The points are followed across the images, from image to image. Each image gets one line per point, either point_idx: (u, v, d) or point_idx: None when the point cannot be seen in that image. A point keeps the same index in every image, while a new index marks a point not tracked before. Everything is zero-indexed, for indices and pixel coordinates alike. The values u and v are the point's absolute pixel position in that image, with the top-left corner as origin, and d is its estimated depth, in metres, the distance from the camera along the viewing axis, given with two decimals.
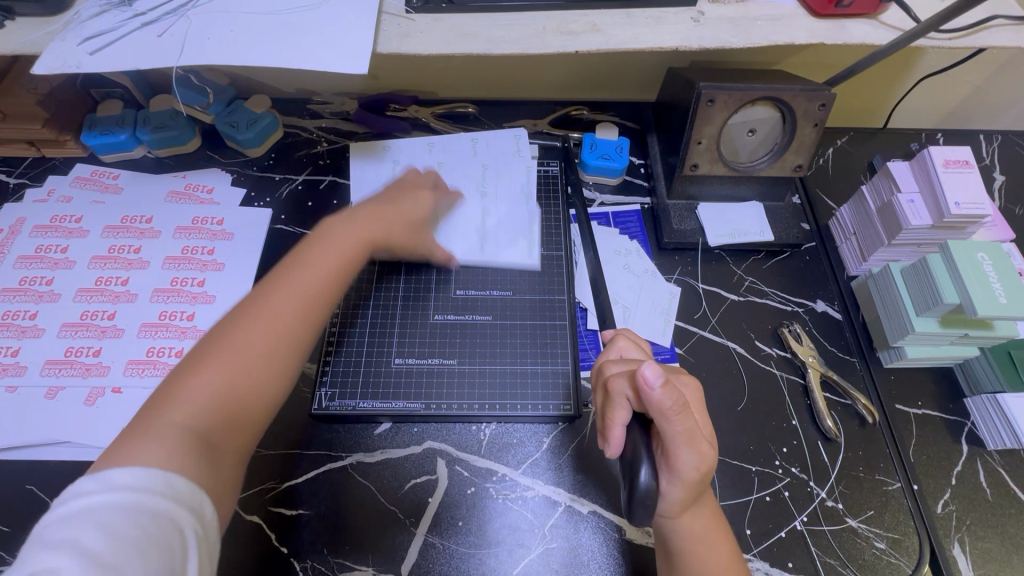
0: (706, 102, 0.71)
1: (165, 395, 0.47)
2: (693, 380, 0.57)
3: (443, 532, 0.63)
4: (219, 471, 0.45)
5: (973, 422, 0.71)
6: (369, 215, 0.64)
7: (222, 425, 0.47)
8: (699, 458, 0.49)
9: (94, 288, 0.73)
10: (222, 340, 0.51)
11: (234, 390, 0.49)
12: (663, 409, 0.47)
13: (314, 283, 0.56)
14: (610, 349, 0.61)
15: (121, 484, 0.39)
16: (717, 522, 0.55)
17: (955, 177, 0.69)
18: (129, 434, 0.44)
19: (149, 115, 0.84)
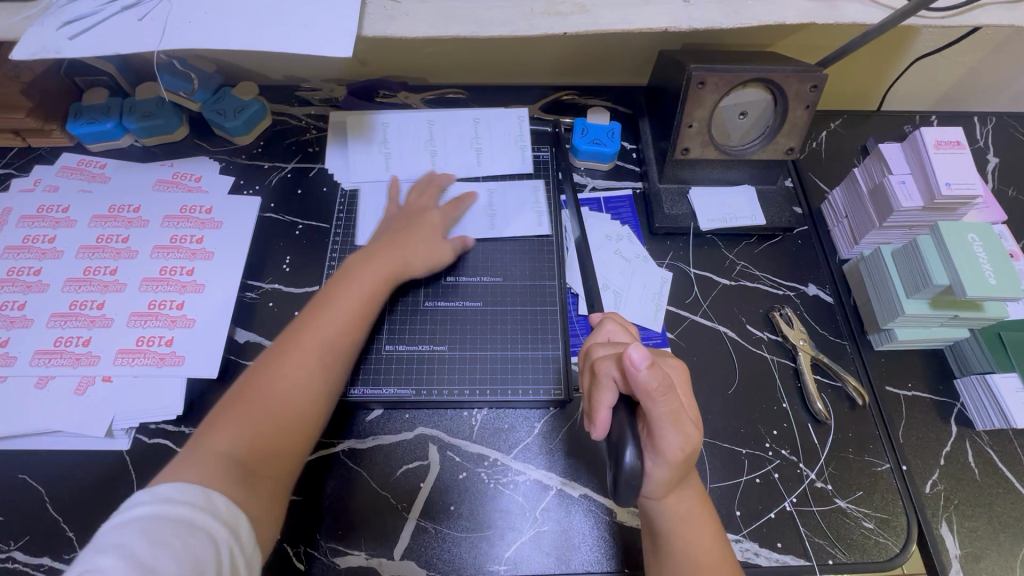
0: (696, 84, 0.71)
1: (211, 427, 0.53)
2: (679, 363, 0.58)
3: (435, 517, 0.64)
4: (255, 496, 0.50)
5: (962, 403, 0.72)
6: (383, 248, 0.70)
7: (259, 457, 0.52)
8: (685, 439, 0.49)
9: (82, 278, 0.72)
10: (260, 378, 0.57)
11: (268, 422, 0.54)
12: (648, 390, 0.47)
13: (336, 326, 0.62)
14: (598, 331, 0.61)
15: (166, 498, 0.44)
16: (703, 505, 0.55)
17: (946, 158, 0.68)
18: (180, 459, 0.50)
19: (135, 103, 0.84)
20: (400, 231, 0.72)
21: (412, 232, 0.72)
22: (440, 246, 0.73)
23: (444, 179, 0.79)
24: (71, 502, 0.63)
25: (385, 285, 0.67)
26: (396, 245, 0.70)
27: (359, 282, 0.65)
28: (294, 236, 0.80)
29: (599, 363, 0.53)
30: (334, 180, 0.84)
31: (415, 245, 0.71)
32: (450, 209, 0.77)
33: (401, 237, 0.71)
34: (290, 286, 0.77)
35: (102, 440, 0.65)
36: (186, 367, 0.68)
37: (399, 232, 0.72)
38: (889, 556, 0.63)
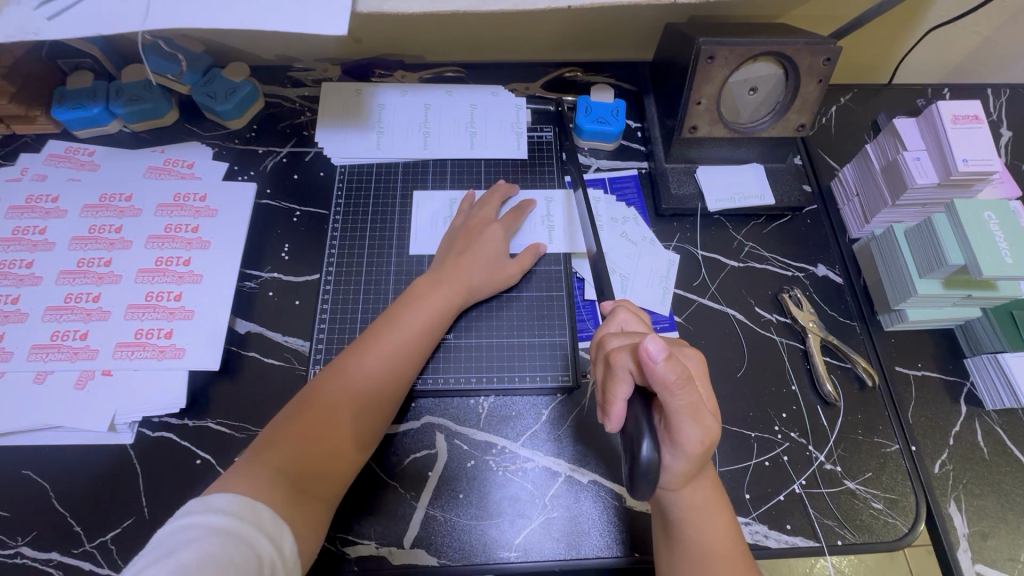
0: (705, 59, 0.68)
1: (272, 437, 0.56)
2: (697, 354, 0.56)
3: (443, 505, 0.63)
4: (302, 516, 0.53)
5: (973, 382, 0.71)
6: (449, 271, 0.68)
7: (311, 476, 0.55)
8: (703, 430, 0.49)
9: (76, 270, 0.70)
10: (323, 394, 0.59)
11: (323, 442, 0.57)
12: (666, 383, 0.46)
13: (397, 352, 0.63)
14: (610, 321, 0.59)
15: (216, 508, 0.48)
16: (717, 494, 0.55)
17: (964, 133, 0.66)
18: (240, 467, 0.53)
19: (122, 87, 0.81)
20: (464, 250, 0.70)
21: (473, 252, 0.70)
22: (504, 266, 0.71)
23: (508, 189, 0.77)
24: (77, 497, 0.62)
25: (450, 311, 0.67)
26: (459, 266, 0.69)
27: (422, 308, 0.66)
28: (292, 223, 0.78)
29: (612, 354, 0.51)
30: (331, 165, 0.82)
31: (478, 267, 0.70)
32: (511, 220, 0.74)
33: (464, 257, 0.69)
34: (289, 275, 0.75)
35: (105, 434, 0.65)
36: (187, 360, 0.67)
37: (461, 252, 0.70)
38: (898, 536, 0.63)
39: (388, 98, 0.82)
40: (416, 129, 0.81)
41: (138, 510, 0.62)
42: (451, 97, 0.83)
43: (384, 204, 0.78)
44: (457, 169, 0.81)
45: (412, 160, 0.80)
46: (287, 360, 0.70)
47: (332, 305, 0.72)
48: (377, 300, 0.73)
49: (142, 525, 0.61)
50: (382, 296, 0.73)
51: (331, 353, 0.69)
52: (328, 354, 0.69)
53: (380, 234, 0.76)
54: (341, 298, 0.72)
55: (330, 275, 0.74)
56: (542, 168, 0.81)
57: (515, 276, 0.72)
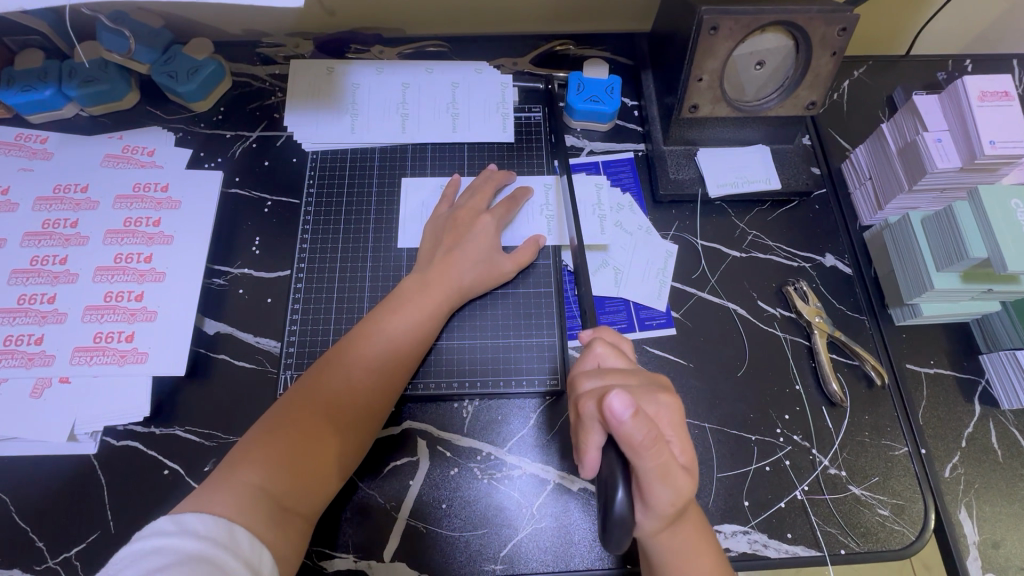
0: (708, 30, 0.62)
1: (250, 447, 0.52)
2: (673, 401, 0.51)
3: (426, 516, 0.60)
4: (283, 536, 0.49)
5: (988, 380, 0.67)
6: (438, 270, 0.64)
7: (294, 490, 0.51)
8: (675, 493, 0.46)
9: (30, 269, 0.66)
10: (305, 402, 0.55)
11: (305, 454, 0.53)
12: (633, 444, 0.44)
13: (386, 356, 0.59)
14: (588, 356, 0.55)
15: (191, 530, 0.44)
16: (703, 534, 0.52)
17: (991, 111, 0.61)
18: (215, 484, 0.49)
19: (74, 66, 0.74)
20: (453, 247, 0.65)
21: (463, 248, 0.65)
22: (497, 263, 0.66)
23: (505, 176, 0.71)
24: (37, 511, 0.59)
25: (442, 312, 0.63)
26: (449, 264, 0.64)
27: (411, 309, 0.62)
28: (263, 215, 0.73)
29: (582, 402, 0.50)
30: (303, 150, 0.76)
31: (469, 265, 0.65)
32: (504, 210, 0.69)
33: (453, 255, 0.65)
34: (260, 271, 0.70)
35: (66, 445, 0.61)
36: (151, 365, 0.63)
37: (450, 247, 0.65)
38: (904, 545, 0.60)
39: (364, 76, 0.76)
40: (394, 110, 0.75)
41: (102, 524, 0.59)
42: (432, 74, 0.77)
43: (360, 193, 0.73)
44: (438, 154, 0.75)
45: (390, 145, 0.75)
46: (258, 362, 0.66)
47: (304, 305, 0.67)
48: (352, 299, 0.68)
49: (107, 540, 0.58)
50: (358, 295, 0.68)
51: (304, 358, 0.65)
52: (300, 359, 0.65)
53: (356, 226, 0.71)
54: (315, 297, 0.68)
55: (303, 272, 0.69)
56: (531, 152, 0.76)
57: (510, 272, 0.67)
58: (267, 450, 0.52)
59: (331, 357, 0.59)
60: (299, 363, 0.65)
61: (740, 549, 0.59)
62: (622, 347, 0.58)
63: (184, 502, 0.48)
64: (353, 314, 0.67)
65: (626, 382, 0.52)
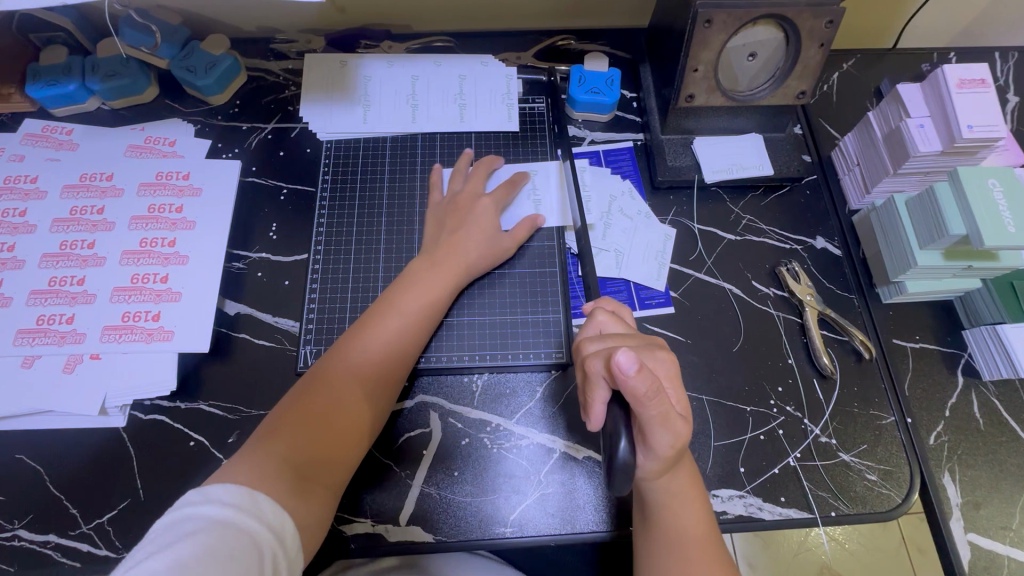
0: (703, 23, 0.65)
1: (276, 427, 0.56)
2: (670, 356, 0.56)
3: (439, 483, 0.64)
4: (312, 505, 0.53)
5: (970, 354, 0.70)
6: (444, 253, 0.67)
7: (319, 466, 0.55)
8: (674, 437, 0.50)
9: (59, 253, 0.69)
10: (329, 377, 0.59)
11: (326, 429, 0.57)
12: (636, 394, 0.47)
13: (398, 336, 0.62)
14: (590, 323, 0.60)
15: (218, 500, 0.47)
16: (697, 482, 0.57)
17: (970, 97, 0.65)
18: (248, 456, 0.53)
19: (98, 61, 0.77)
20: (456, 229, 0.69)
21: (466, 229, 0.69)
22: (499, 244, 0.70)
23: (492, 161, 0.74)
24: (72, 481, 0.62)
25: (448, 293, 0.66)
26: (454, 244, 0.68)
27: (419, 290, 0.65)
28: (279, 202, 0.76)
29: (588, 360, 0.53)
30: (317, 140, 0.79)
31: (474, 245, 0.68)
32: (502, 193, 0.72)
33: (458, 235, 0.68)
34: (278, 255, 0.74)
35: (97, 418, 0.64)
36: (177, 343, 0.66)
37: (454, 230, 0.69)
38: (891, 507, 0.63)
39: (375, 69, 0.79)
40: (403, 102, 0.78)
41: (134, 492, 0.62)
42: (439, 67, 0.80)
43: (373, 180, 0.76)
44: (447, 144, 0.78)
45: (400, 135, 0.78)
46: (278, 341, 0.69)
47: (320, 286, 0.70)
48: (367, 277, 0.71)
49: (138, 507, 0.61)
50: (373, 273, 0.71)
51: (322, 334, 0.68)
52: (319, 334, 0.68)
53: (368, 212, 0.74)
54: (332, 277, 0.71)
55: (319, 254, 0.72)
56: (534, 141, 0.79)
57: (509, 248, 0.70)
58: (292, 430, 0.55)
59: (344, 340, 0.62)
60: (318, 338, 0.68)
61: (737, 512, 0.63)
62: (621, 314, 0.62)
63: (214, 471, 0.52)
64: (368, 291, 0.70)
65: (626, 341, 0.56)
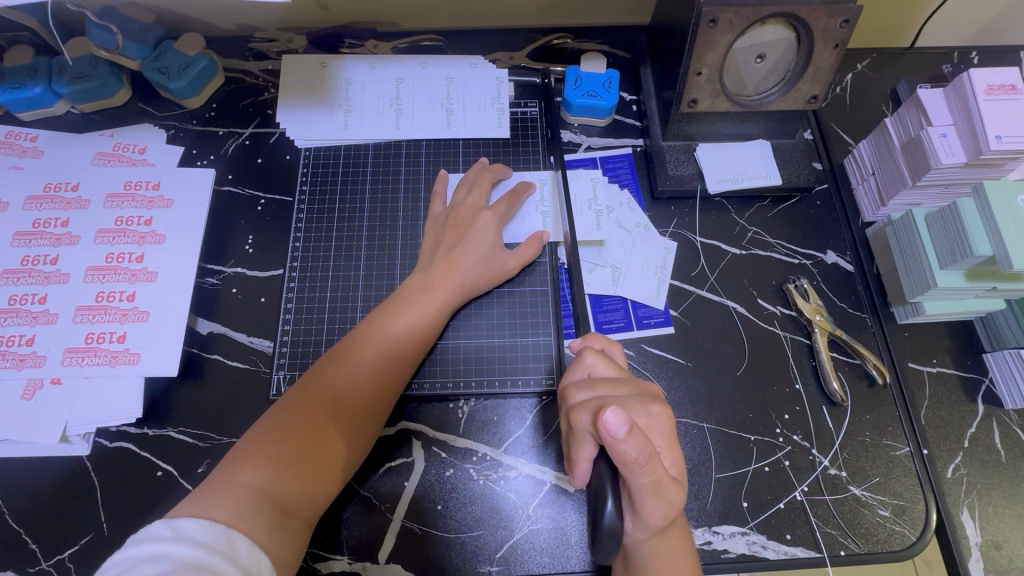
0: (707, 23, 0.60)
1: (249, 452, 0.52)
2: (664, 411, 0.52)
3: (421, 517, 0.60)
4: (285, 541, 0.49)
5: (992, 379, 0.66)
6: (442, 270, 0.63)
7: (293, 497, 0.51)
8: (666, 505, 0.48)
9: (21, 269, 0.65)
10: (311, 398, 0.55)
11: (307, 457, 0.52)
12: (627, 460, 0.46)
13: (387, 358, 0.58)
14: (578, 366, 0.56)
15: (188, 537, 0.43)
16: (687, 545, 0.53)
17: (998, 106, 0.60)
18: (218, 484, 0.49)
19: (64, 63, 0.73)
20: (456, 245, 0.64)
21: (465, 246, 0.64)
22: (501, 260, 0.65)
23: (501, 171, 0.70)
24: (31, 514, 0.59)
25: (445, 312, 0.62)
26: (452, 262, 0.63)
27: (414, 308, 0.61)
28: (256, 213, 0.72)
29: (574, 415, 0.51)
30: (297, 147, 0.75)
31: (472, 261, 0.64)
32: (505, 207, 0.67)
33: (455, 253, 0.64)
34: (254, 270, 0.69)
35: (58, 446, 0.61)
36: (143, 366, 0.62)
37: (453, 245, 0.64)
38: (904, 546, 0.59)
39: (357, 71, 0.75)
40: (387, 106, 0.74)
41: (96, 525, 0.58)
42: (426, 69, 0.75)
43: (354, 191, 0.71)
44: (433, 152, 0.74)
45: (384, 141, 0.74)
46: (252, 362, 0.65)
47: (296, 305, 0.66)
48: (347, 296, 0.67)
49: (101, 542, 0.58)
50: (352, 292, 0.67)
51: (296, 357, 0.64)
52: (294, 358, 0.64)
53: (349, 225, 0.70)
54: (308, 296, 0.67)
55: (296, 271, 0.68)
56: (527, 148, 0.74)
57: (514, 269, 0.66)
58: (266, 458, 0.51)
59: (329, 359, 0.58)
60: (292, 363, 0.64)
61: (739, 551, 0.59)
62: (611, 354, 0.58)
63: (184, 504, 0.48)
64: (346, 313, 0.66)
65: (617, 393, 0.53)
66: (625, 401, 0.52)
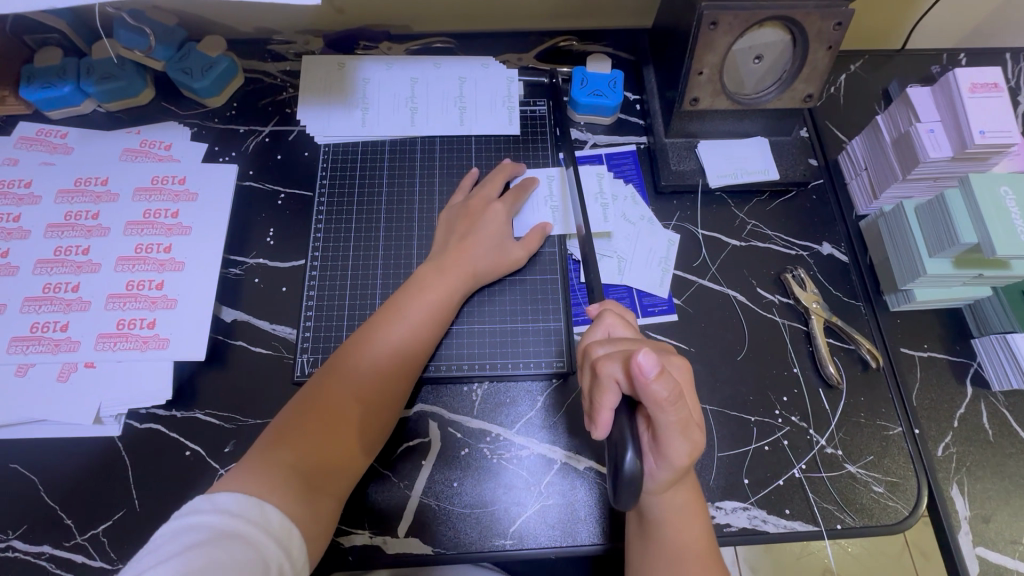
0: (708, 25, 0.64)
1: (282, 431, 0.54)
2: (682, 361, 0.54)
3: (437, 494, 0.63)
4: (316, 515, 0.51)
5: (979, 363, 0.69)
6: (454, 257, 0.66)
7: (325, 474, 0.54)
8: (688, 446, 0.49)
9: (54, 259, 0.68)
10: (337, 381, 0.58)
11: (334, 437, 0.55)
12: (657, 399, 0.46)
13: (405, 342, 0.61)
14: (599, 326, 0.58)
15: (225, 509, 0.46)
16: (698, 499, 0.55)
17: (982, 103, 0.63)
18: (253, 461, 0.52)
19: (92, 63, 0.76)
20: (466, 235, 0.68)
21: (476, 235, 0.68)
22: (509, 250, 0.68)
23: (512, 168, 0.73)
24: (65, 491, 0.61)
25: (457, 297, 0.65)
26: (465, 251, 0.67)
27: (431, 295, 0.64)
28: (277, 207, 0.75)
29: (601, 364, 0.50)
30: (316, 144, 0.78)
31: (484, 251, 0.67)
32: (512, 200, 0.71)
33: (467, 242, 0.67)
34: (275, 260, 0.73)
35: (91, 427, 0.63)
36: (172, 351, 0.65)
37: (463, 235, 0.68)
38: (898, 520, 0.62)
39: (373, 71, 0.78)
40: (401, 104, 0.77)
41: (128, 502, 0.61)
42: (439, 69, 0.79)
43: (371, 187, 0.75)
44: (446, 149, 0.77)
45: (399, 138, 0.77)
46: (275, 348, 0.68)
47: (318, 293, 0.70)
48: (366, 284, 0.70)
49: (134, 517, 0.61)
50: (371, 278, 0.70)
51: (318, 343, 0.67)
52: (317, 343, 0.67)
53: (367, 218, 0.73)
54: (329, 284, 0.70)
55: (316, 262, 0.71)
56: (536, 145, 0.78)
57: (520, 259, 0.69)
58: (296, 440, 0.54)
59: (352, 343, 0.61)
60: (316, 347, 0.67)
61: (741, 525, 0.62)
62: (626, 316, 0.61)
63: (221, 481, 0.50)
64: (365, 299, 0.69)
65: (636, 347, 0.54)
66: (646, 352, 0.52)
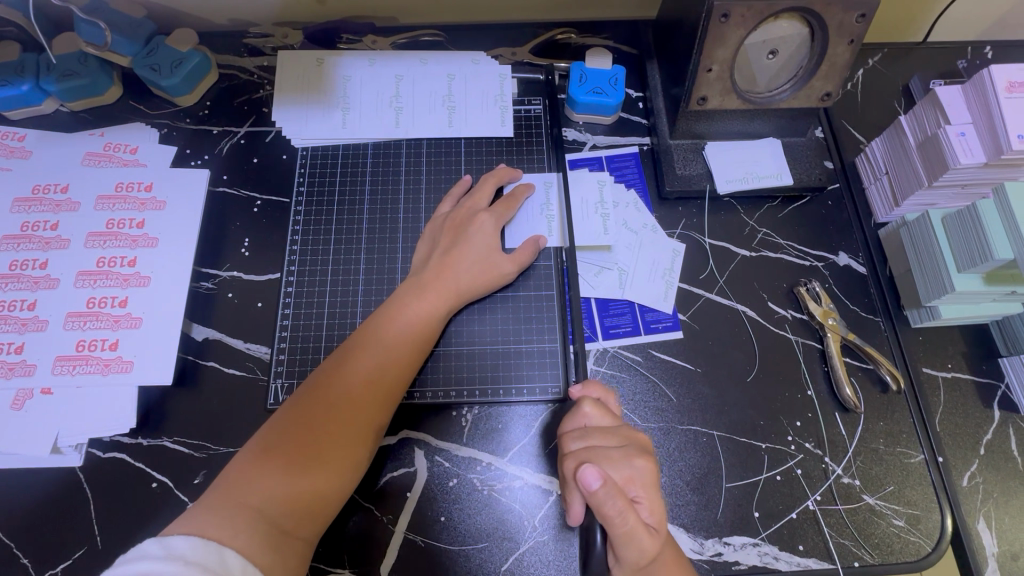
0: (718, 18, 0.58)
1: (247, 468, 0.50)
2: (650, 465, 0.52)
3: (424, 529, 0.58)
4: (281, 561, 0.46)
5: (1007, 384, 0.64)
6: (435, 274, 0.61)
7: (293, 514, 0.49)
8: (640, 553, 0.48)
9: (9, 274, 0.63)
10: (308, 410, 0.53)
11: (304, 473, 0.50)
12: (604, 512, 0.47)
13: (383, 367, 0.56)
14: (573, 416, 0.55)
15: (179, 556, 0.41)
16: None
17: (1019, 104, 0.58)
18: (214, 501, 0.47)
19: (52, 59, 0.70)
20: (451, 248, 0.63)
21: (462, 249, 0.62)
22: (499, 264, 0.63)
23: (506, 174, 0.68)
24: (21, 527, 0.57)
25: (441, 316, 0.60)
26: (450, 266, 0.61)
27: (412, 314, 0.59)
28: (252, 215, 0.70)
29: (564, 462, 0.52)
30: (294, 147, 0.72)
31: (471, 265, 0.62)
32: (503, 209, 0.66)
33: (453, 256, 0.62)
34: (249, 273, 0.67)
35: (49, 457, 0.59)
36: (136, 374, 0.60)
37: (448, 250, 0.63)
38: (920, 556, 0.58)
39: (355, 68, 0.72)
40: (386, 103, 0.72)
41: (88, 540, 0.57)
42: (426, 66, 0.73)
43: (352, 195, 0.69)
44: (434, 152, 0.72)
45: (384, 141, 0.71)
46: (249, 369, 0.63)
47: (294, 312, 0.64)
48: (347, 301, 0.65)
49: (94, 556, 0.56)
50: (352, 296, 0.65)
51: (294, 365, 0.62)
52: (293, 366, 0.62)
53: (347, 228, 0.68)
54: (307, 301, 0.65)
55: (292, 276, 0.66)
56: (531, 148, 0.72)
57: (512, 273, 0.64)
58: (259, 481, 0.49)
59: (324, 368, 0.56)
60: (291, 370, 0.62)
61: (751, 562, 0.57)
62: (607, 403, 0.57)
63: (178, 523, 0.46)
64: (345, 317, 0.64)
65: (607, 444, 0.53)
66: (611, 453, 0.52)
